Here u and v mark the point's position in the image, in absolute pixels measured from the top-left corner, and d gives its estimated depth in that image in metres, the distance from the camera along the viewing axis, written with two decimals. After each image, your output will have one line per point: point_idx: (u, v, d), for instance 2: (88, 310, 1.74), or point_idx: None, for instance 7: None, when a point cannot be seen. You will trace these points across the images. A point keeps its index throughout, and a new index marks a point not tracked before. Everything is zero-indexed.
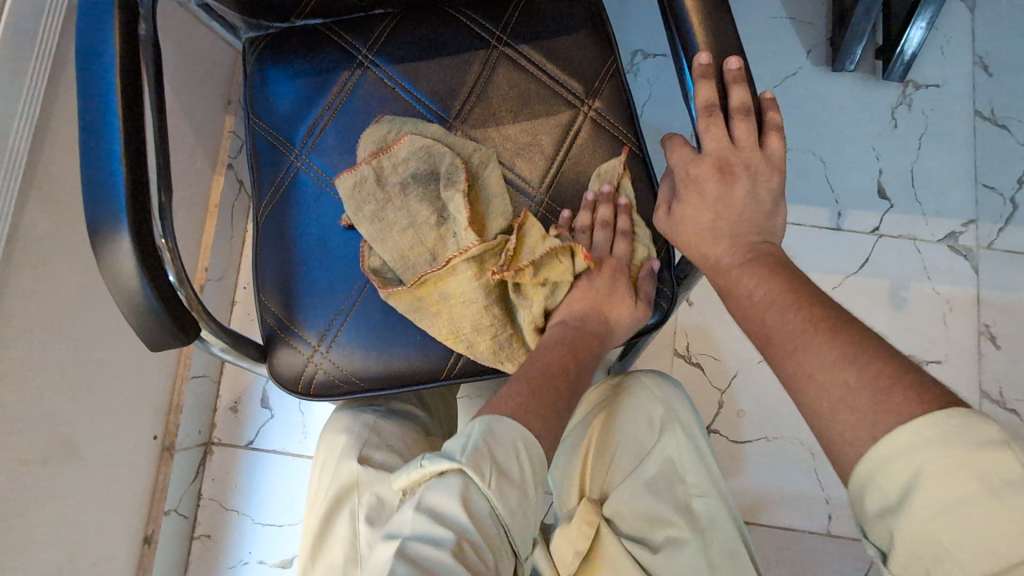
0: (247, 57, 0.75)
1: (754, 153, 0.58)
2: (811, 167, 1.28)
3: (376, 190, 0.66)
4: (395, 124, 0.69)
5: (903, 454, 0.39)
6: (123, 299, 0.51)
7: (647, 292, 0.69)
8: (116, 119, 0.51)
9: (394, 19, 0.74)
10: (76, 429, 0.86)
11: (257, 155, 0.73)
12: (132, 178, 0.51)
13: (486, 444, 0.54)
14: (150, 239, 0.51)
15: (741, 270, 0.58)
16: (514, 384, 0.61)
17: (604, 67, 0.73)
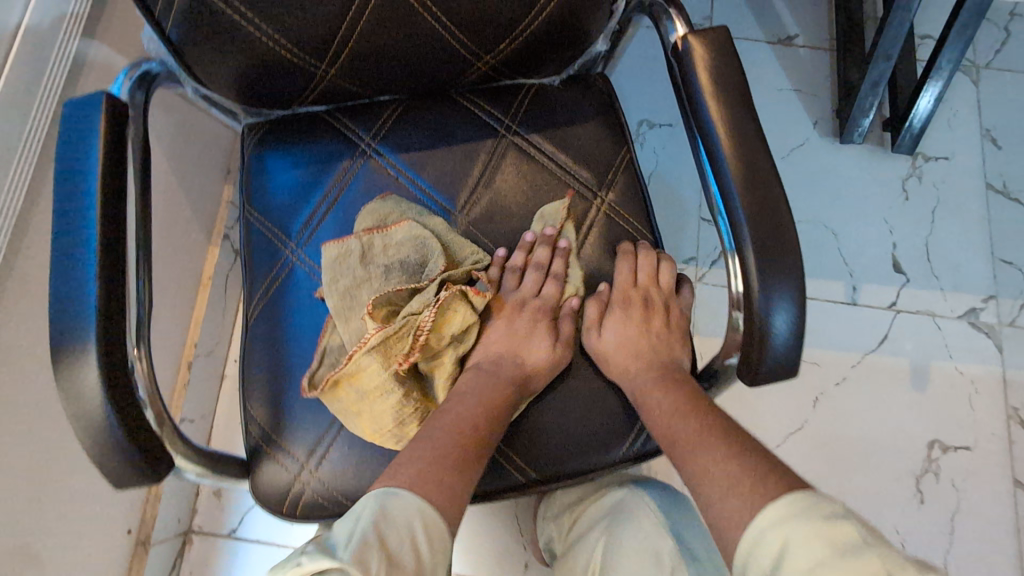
0: (245, 143, 0.72)
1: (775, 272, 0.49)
2: (823, 240, 1.25)
3: (358, 266, 0.62)
4: (399, 206, 0.66)
5: None
6: (84, 430, 0.45)
7: (568, 334, 0.65)
8: (92, 226, 0.47)
9: (400, 106, 0.72)
10: (41, 529, 0.79)
11: (250, 248, 0.68)
12: (106, 293, 0.47)
13: (375, 532, 0.46)
14: (122, 357, 0.46)
15: (659, 394, 0.60)
16: (415, 446, 0.55)
17: (617, 157, 0.71)
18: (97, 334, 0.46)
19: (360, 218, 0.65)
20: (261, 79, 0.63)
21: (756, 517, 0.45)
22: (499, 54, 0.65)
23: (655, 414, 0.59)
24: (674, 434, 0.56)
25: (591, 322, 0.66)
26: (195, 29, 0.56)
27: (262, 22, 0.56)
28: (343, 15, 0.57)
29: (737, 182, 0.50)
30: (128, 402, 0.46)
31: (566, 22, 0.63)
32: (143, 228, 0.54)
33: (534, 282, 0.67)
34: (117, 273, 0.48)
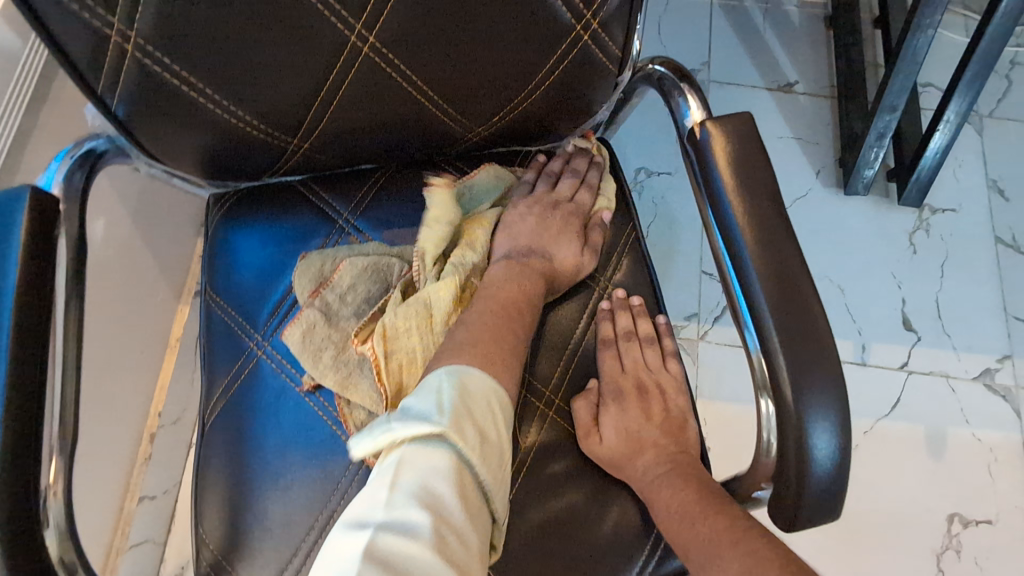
0: (211, 215, 0.65)
1: (808, 385, 0.42)
2: (829, 295, 1.19)
3: (331, 333, 0.56)
4: (326, 254, 0.59)
5: None
6: None
7: (588, 250, 0.62)
8: (4, 347, 0.40)
9: (383, 177, 0.65)
10: None
11: (211, 338, 0.61)
12: (15, 432, 0.39)
13: (463, 403, 0.48)
14: (32, 507, 0.39)
15: (677, 498, 0.51)
16: (461, 329, 0.54)
17: (622, 237, 0.64)
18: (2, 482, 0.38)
19: (306, 293, 0.58)
20: (226, 152, 0.56)
21: None
22: (491, 126, 0.59)
23: (665, 503, 0.52)
24: (684, 521, 0.50)
25: (586, 427, 0.57)
26: (142, 104, 0.49)
27: (220, 95, 0.50)
28: (315, 88, 0.51)
29: (763, 287, 0.44)
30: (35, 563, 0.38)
31: (565, 94, 0.57)
32: (73, 334, 0.47)
33: (547, 183, 0.65)
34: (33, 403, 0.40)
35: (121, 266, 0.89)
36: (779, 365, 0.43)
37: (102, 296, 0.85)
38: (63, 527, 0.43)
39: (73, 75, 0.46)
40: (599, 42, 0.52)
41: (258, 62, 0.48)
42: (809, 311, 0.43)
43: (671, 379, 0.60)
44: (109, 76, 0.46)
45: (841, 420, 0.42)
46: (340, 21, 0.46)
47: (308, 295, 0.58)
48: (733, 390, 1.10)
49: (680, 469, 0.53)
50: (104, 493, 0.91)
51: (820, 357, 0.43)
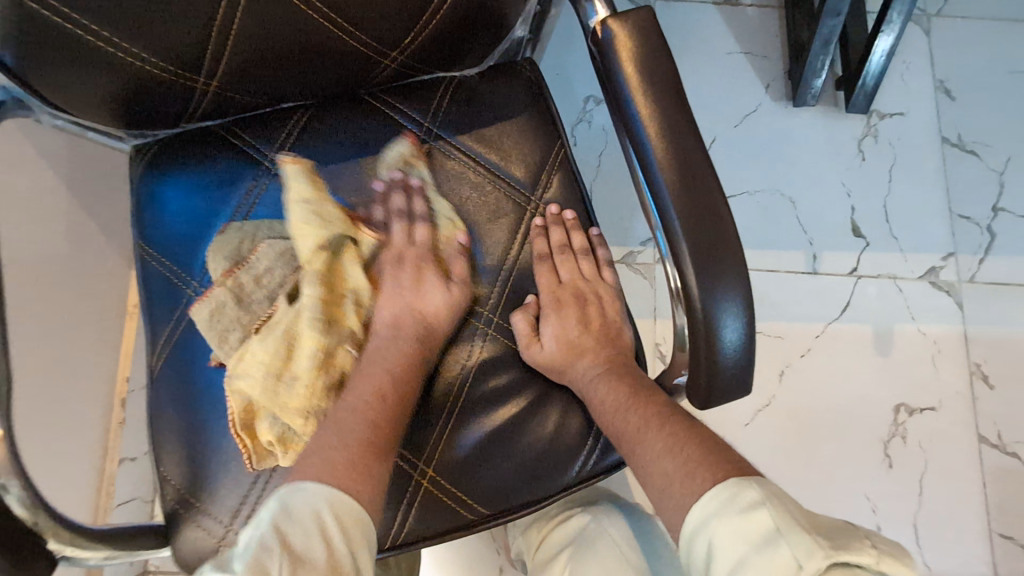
0: (134, 169, 0.64)
1: (715, 272, 0.44)
2: (781, 209, 1.21)
3: (239, 314, 0.56)
4: (245, 231, 0.59)
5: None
6: None
7: None
8: None
9: (306, 113, 0.64)
10: None
11: (149, 290, 0.61)
12: None
13: (278, 531, 0.42)
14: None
15: (610, 395, 0.54)
16: (319, 434, 0.51)
17: (551, 153, 0.65)
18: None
19: (219, 269, 0.57)
20: (137, 98, 0.55)
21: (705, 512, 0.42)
22: (405, 49, 0.58)
23: (601, 400, 0.55)
24: (615, 413, 0.53)
25: (527, 337, 0.58)
26: (32, 49, 0.47)
27: (110, 34, 0.48)
28: (209, 18, 0.49)
29: (667, 182, 0.44)
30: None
31: (475, 10, 0.56)
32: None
33: (400, 234, 0.62)
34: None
35: (62, 233, 0.87)
36: (683, 253, 0.44)
37: (46, 264, 0.84)
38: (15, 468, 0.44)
39: None
40: None
41: None
42: (715, 201, 0.44)
43: (604, 287, 0.62)
44: None
45: (747, 301, 0.44)
46: None
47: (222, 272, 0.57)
48: None
49: (615, 370, 0.56)
50: (82, 458, 0.92)
51: (725, 242, 0.44)
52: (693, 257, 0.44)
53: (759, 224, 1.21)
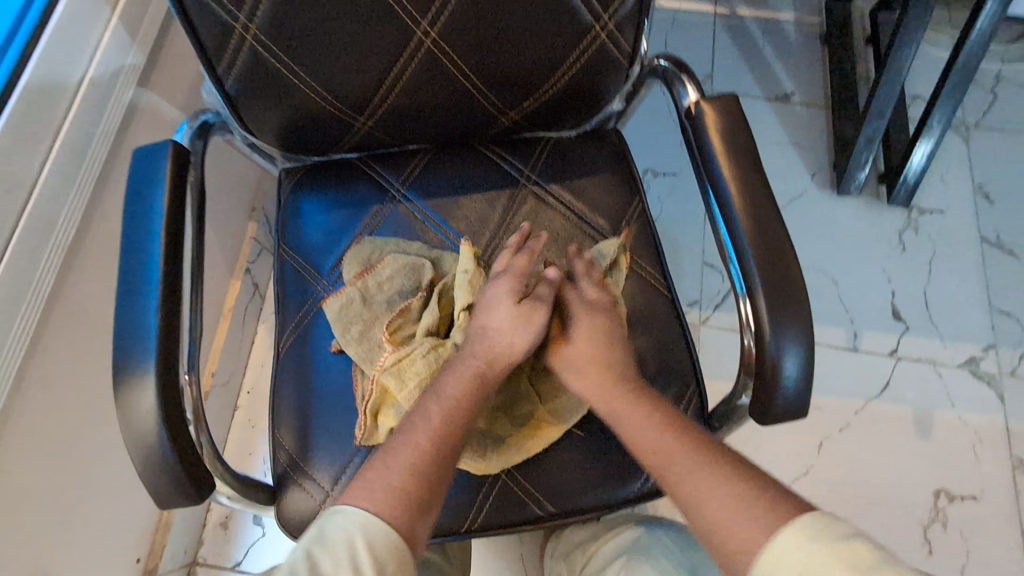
0: (282, 186, 0.77)
1: (781, 307, 0.52)
2: (823, 287, 1.29)
3: (363, 310, 0.65)
4: (376, 246, 0.70)
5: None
6: (137, 450, 0.46)
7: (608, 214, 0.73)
8: (157, 255, 0.50)
9: (427, 154, 0.77)
10: (58, 557, 0.79)
11: (283, 285, 0.73)
12: (166, 317, 0.48)
13: (311, 560, 0.44)
14: (176, 389, 0.48)
15: None
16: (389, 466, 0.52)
17: (630, 207, 0.76)
18: (157, 365, 0.47)
19: (349, 269, 0.69)
20: (307, 125, 0.68)
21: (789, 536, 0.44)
22: (521, 110, 0.71)
23: None
24: None
25: None
26: (250, 82, 0.60)
27: (310, 78, 0.61)
28: (385, 75, 0.62)
29: (743, 231, 0.54)
30: (180, 429, 0.47)
31: (587, 83, 0.68)
32: (198, 263, 0.55)
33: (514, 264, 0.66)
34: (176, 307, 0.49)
35: None
36: (757, 288, 0.52)
37: None
38: (195, 406, 0.51)
39: (202, 56, 0.57)
40: (617, 39, 0.63)
41: (346, 51, 0.59)
42: (784, 248, 0.53)
43: (669, 326, 0.71)
44: (228, 59, 0.58)
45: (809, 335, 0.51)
46: (409, 18, 0.57)
47: (352, 272, 0.68)
48: (731, 370, 1.20)
49: None
50: None
51: (792, 283, 0.52)
52: (763, 293, 0.52)
53: None
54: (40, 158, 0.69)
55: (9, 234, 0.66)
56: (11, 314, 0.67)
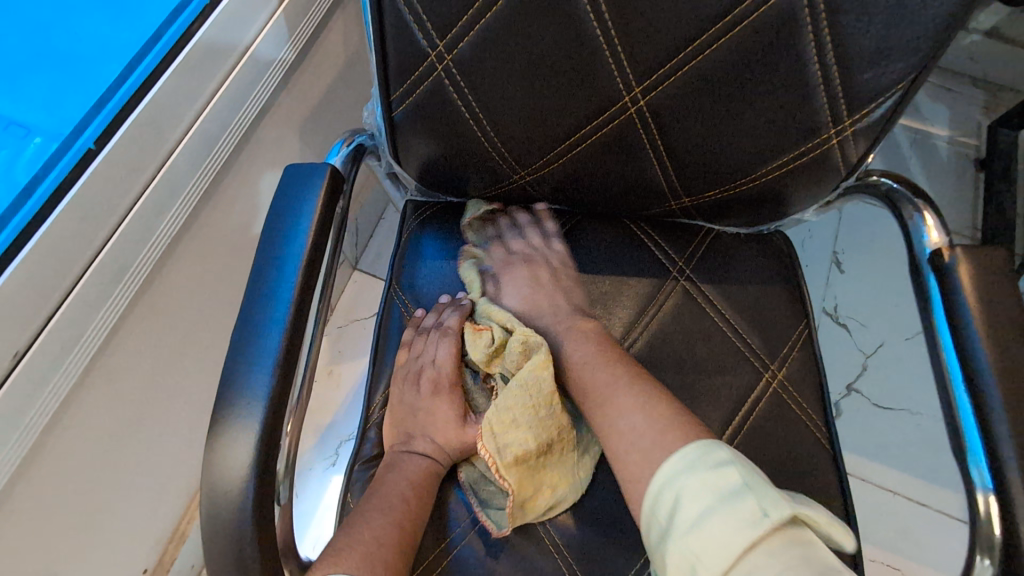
0: (406, 220, 0.70)
1: None
2: (940, 442, 1.12)
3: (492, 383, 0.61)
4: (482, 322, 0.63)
5: (675, 486, 0.45)
6: (217, 514, 0.38)
7: (771, 322, 0.65)
8: (290, 291, 0.43)
9: (571, 220, 0.70)
10: (71, 557, 0.72)
11: (387, 330, 0.66)
12: (284, 364, 0.41)
13: None
14: (277, 451, 0.40)
15: None
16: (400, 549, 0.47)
17: (795, 331, 0.64)
18: (264, 427, 0.39)
19: (446, 345, 0.61)
20: (460, 169, 0.61)
21: (682, 501, 0.44)
22: (695, 200, 0.62)
23: None
24: None
25: None
26: (421, 113, 0.54)
27: (486, 121, 0.54)
28: (567, 134, 0.55)
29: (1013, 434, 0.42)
30: (270, 505, 0.39)
31: (786, 189, 0.59)
32: (326, 300, 0.48)
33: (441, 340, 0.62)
34: (293, 358, 0.42)
35: None
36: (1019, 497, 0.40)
37: None
38: (288, 467, 0.43)
39: (382, 78, 0.52)
40: (844, 150, 0.53)
41: (537, 101, 0.52)
42: None
43: (830, 491, 0.58)
44: (408, 86, 0.52)
45: None
46: (623, 80, 0.50)
47: (449, 350, 0.61)
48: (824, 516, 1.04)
49: None
50: None
51: None
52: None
53: (913, 448, 1.12)
54: (175, 138, 0.66)
55: (128, 209, 0.63)
56: (103, 295, 0.62)
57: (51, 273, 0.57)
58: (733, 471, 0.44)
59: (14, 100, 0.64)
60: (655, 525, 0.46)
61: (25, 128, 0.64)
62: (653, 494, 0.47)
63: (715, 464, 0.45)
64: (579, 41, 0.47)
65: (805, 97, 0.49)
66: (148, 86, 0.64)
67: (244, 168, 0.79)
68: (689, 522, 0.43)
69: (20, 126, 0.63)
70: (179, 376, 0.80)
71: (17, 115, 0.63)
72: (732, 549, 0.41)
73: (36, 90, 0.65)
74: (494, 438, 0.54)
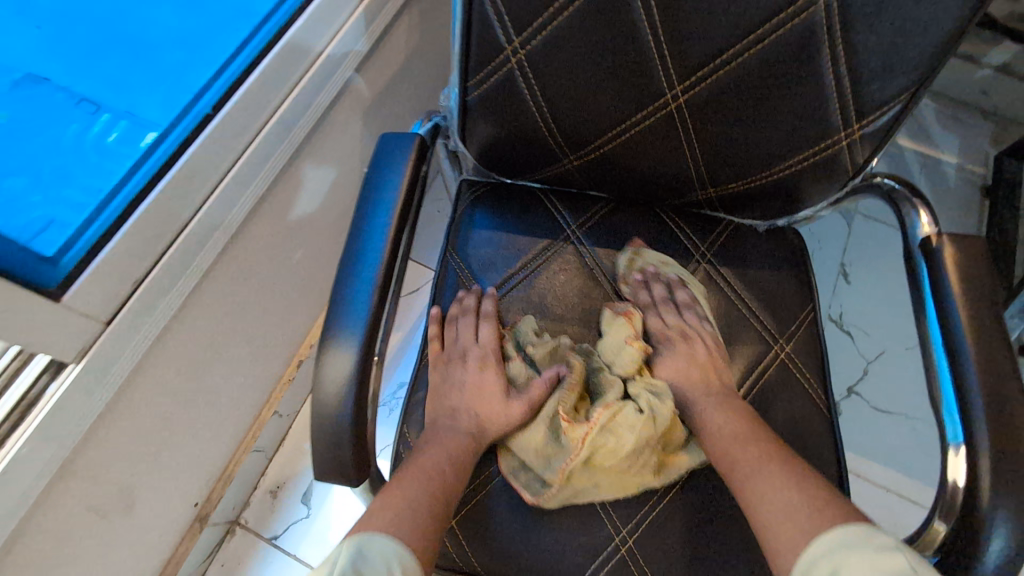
0: (461, 196, 0.80)
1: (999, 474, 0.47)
2: (934, 447, 1.18)
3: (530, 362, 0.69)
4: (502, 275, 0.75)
5: (831, 559, 0.48)
6: (323, 411, 0.48)
7: (780, 305, 0.73)
8: (383, 238, 0.52)
9: (607, 205, 0.79)
10: (147, 479, 0.80)
11: (442, 288, 0.75)
12: (378, 296, 0.51)
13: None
14: (371, 365, 0.49)
15: None
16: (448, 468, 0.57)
17: (802, 313, 0.73)
18: (361, 344, 0.49)
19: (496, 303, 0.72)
20: (516, 151, 0.70)
21: (840, 568, 0.47)
22: (718, 191, 0.71)
23: None
24: None
25: None
26: (492, 98, 0.63)
27: (547, 109, 0.63)
28: (613, 123, 0.64)
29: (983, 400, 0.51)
30: (363, 408, 0.49)
31: (800, 185, 0.67)
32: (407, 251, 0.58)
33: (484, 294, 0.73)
34: (385, 294, 0.51)
35: (338, 216, 1.04)
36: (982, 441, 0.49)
37: (320, 233, 1.00)
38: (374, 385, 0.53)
39: (462, 66, 0.61)
40: (853, 153, 0.62)
41: (590, 94, 0.61)
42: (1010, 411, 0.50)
43: (823, 455, 0.66)
44: (483, 73, 0.61)
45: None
46: (669, 81, 0.59)
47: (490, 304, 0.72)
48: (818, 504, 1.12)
49: None
50: None
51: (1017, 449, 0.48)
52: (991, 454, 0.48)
53: (909, 451, 1.19)
54: (268, 114, 0.76)
55: (226, 172, 0.73)
56: (200, 244, 0.71)
57: (166, 218, 0.66)
58: (900, 558, 0.45)
59: (77, 78, 0.69)
60: None
61: (94, 104, 0.70)
62: (811, 562, 0.49)
63: (878, 546, 0.47)
64: (631, 46, 0.56)
65: (820, 104, 0.57)
66: (250, 70, 0.74)
67: (314, 147, 0.89)
68: None
69: (89, 101, 0.70)
70: (243, 328, 0.90)
71: (97, 95, 0.71)
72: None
73: (104, 69, 0.71)
74: (608, 423, 0.60)
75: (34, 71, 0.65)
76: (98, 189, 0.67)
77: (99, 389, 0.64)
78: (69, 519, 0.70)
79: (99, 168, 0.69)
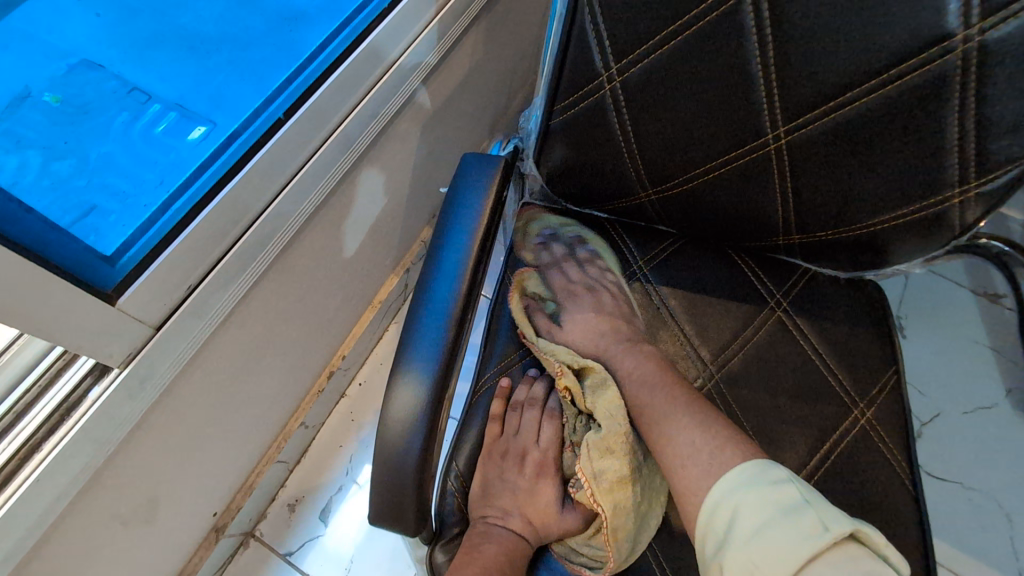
0: (525, 221, 0.78)
1: None
2: (993, 523, 1.10)
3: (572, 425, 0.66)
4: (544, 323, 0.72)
5: (729, 500, 0.51)
6: (391, 449, 0.46)
7: (861, 366, 0.67)
8: (461, 270, 0.50)
9: (677, 242, 0.75)
10: (173, 487, 0.77)
11: (502, 314, 0.73)
12: (454, 333, 0.49)
13: None
14: (442, 405, 0.47)
15: None
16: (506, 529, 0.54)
17: (884, 375, 0.67)
18: (433, 381, 0.47)
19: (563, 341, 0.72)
20: (591, 181, 0.67)
21: (738, 497, 0.51)
22: (802, 238, 0.66)
23: None
24: None
25: None
26: (578, 123, 0.62)
27: (633, 139, 0.61)
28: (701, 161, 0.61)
29: None
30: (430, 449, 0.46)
31: (895, 241, 0.61)
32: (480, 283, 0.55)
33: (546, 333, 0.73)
34: (460, 328, 0.49)
35: (385, 228, 1.02)
36: None
37: (366, 243, 0.98)
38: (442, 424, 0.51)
39: (553, 90, 0.61)
40: (964, 211, 0.55)
41: (679, 132, 0.59)
42: None
43: (908, 535, 0.61)
44: (573, 98, 0.60)
45: None
46: (771, 121, 0.55)
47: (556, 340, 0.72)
48: None
49: None
50: None
51: None
52: None
53: (965, 524, 1.11)
54: (335, 122, 0.74)
55: (289, 179, 0.70)
56: (257, 252, 0.69)
57: (227, 223, 0.64)
58: (791, 489, 0.49)
59: (146, 73, 0.70)
60: (712, 538, 0.51)
61: (145, 95, 0.69)
62: (713, 505, 0.52)
63: (771, 480, 0.51)
64: (732, 86, 0.54)
65: (936, 158, 0.52)
66: (325, 77, 0.72)
67: (373, 157, 0.86)
68: (753, 532, 0.48)
69: (141, 92, 0.68)
70: (284, 336, 0.87)
71: (154, 88, 0.70)
72: (796, 555, 0.45)
73: (160, 63, 0.71)
74: (590, 466, 0.60)
75: (89, 57, 0.65)
76: (161, 188, 0.65)
77: (141, 395, 0.61)
78: (93, 526, 0.67)
79: (143, 159, 0.66)
